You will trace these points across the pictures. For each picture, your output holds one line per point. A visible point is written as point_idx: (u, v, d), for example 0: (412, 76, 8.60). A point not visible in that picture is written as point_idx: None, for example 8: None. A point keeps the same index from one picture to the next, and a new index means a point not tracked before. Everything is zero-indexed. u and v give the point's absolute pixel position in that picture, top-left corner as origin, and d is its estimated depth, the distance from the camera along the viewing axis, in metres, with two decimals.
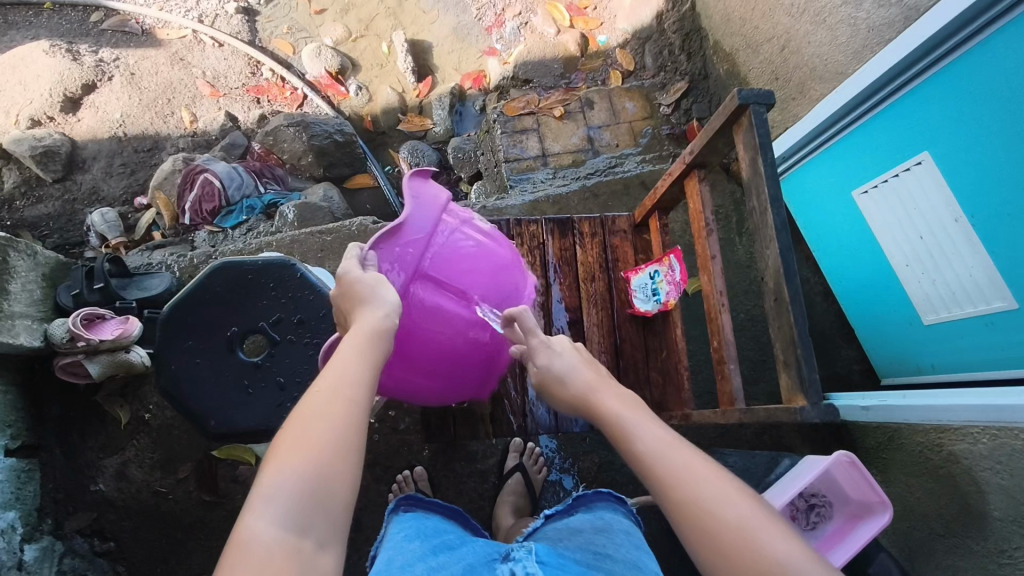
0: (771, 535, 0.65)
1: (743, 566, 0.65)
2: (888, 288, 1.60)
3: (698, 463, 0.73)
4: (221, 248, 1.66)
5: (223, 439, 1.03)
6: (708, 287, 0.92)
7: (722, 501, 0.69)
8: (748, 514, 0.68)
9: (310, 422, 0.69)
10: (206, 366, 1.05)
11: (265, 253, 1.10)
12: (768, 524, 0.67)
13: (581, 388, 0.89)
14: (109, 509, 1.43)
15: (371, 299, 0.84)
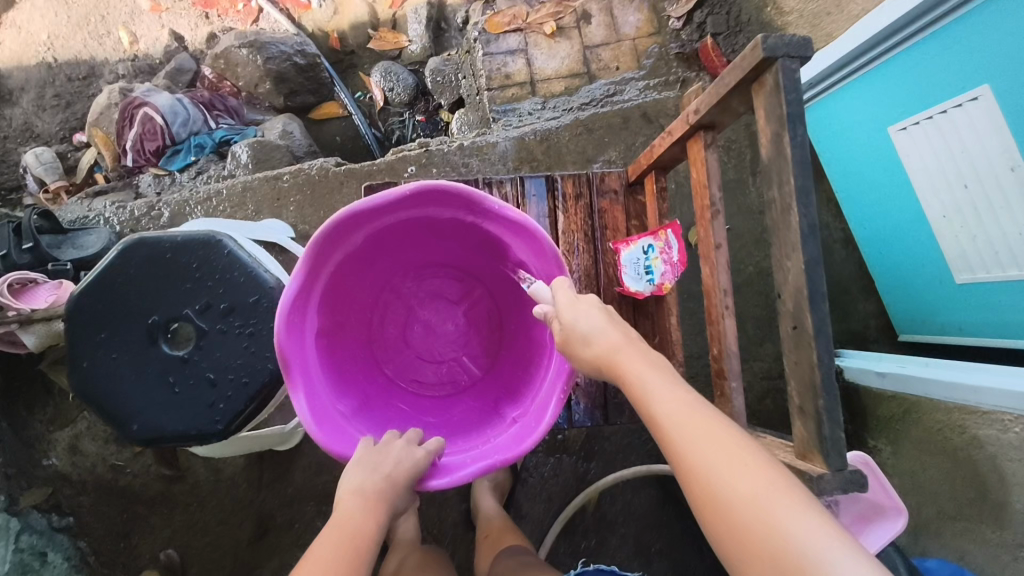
0: (791, 512, 0.50)
1: (754, 548, 0.50)
2: (918, 240, 1.40)
3: (717, 440, 0.57)
4: (166, 197, 1.47)
5: (151, 445, 0.91)
6: (709, 284, 0.75)
7: (742, 483, 0.53)
8: (775, 495, 0.51)
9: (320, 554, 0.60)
10: (125, 362, 0.91)
11: (185, 227, 0.93)
12: (791, 498, 0.51)
13: (596, 350, 0.68)
14: (64, 484, 1.38)
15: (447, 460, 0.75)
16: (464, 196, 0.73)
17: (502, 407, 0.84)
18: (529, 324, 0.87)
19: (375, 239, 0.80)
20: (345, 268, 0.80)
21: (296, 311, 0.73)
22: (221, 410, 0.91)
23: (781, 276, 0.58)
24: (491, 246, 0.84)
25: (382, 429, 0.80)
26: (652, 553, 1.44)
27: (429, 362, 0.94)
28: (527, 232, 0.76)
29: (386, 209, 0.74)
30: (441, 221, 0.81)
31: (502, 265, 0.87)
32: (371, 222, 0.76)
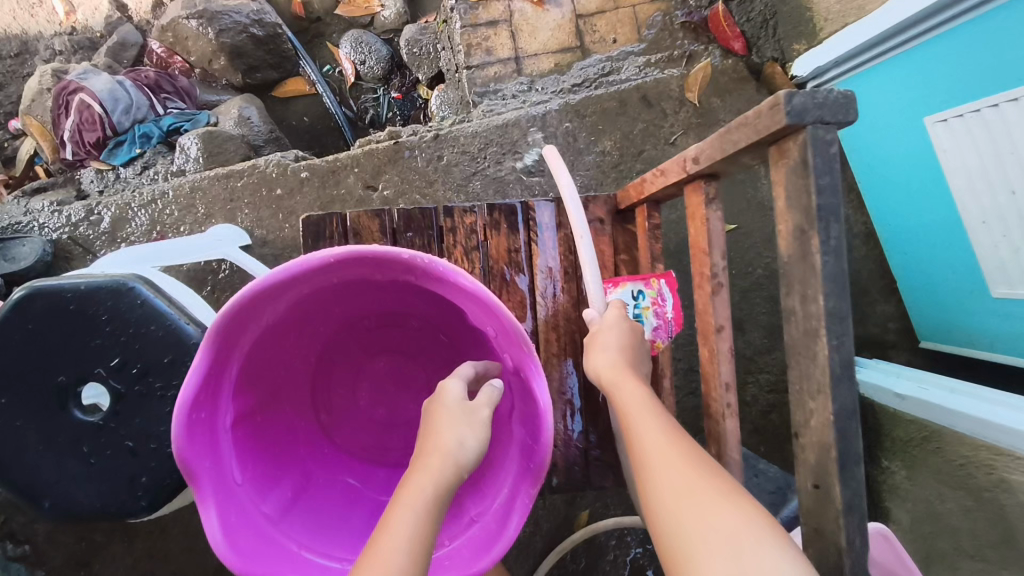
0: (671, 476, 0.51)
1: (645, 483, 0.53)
2: (947, 245, 1.24)
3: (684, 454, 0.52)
4: (108, 197, 1.32)
5: (68, 520, 0.81)
6: (709, 369, 0.61)
7: (701, 499, 0.48)
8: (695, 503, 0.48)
9: (405, 514, 0.52)
10: (32, 431, 0.79)
11: (90, 271, 0.79)
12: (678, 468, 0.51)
13: (599, 373, 0.63)
14: (18, 511, 1.28)
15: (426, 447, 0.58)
16: (405, 262, 0.59)
17: (463, 493, 0.70)
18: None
19: (307, 303, 0.67)
20: (268, 336, 0.67)
21: (202, 406, 0.60)
22: (144, 484, 0.79)
23: (800, 415, 0.44)
24: (450, 304, 0.70)
25: (319, 526, 0.67)
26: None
27: (384, 427, 0.82)
28: (483, 302, 0.61)
29: (311, 279, 0.60)
30: (383, 282, 0.67)
31: (462, 324, 0.73)
32: (295, 291, 0.62)
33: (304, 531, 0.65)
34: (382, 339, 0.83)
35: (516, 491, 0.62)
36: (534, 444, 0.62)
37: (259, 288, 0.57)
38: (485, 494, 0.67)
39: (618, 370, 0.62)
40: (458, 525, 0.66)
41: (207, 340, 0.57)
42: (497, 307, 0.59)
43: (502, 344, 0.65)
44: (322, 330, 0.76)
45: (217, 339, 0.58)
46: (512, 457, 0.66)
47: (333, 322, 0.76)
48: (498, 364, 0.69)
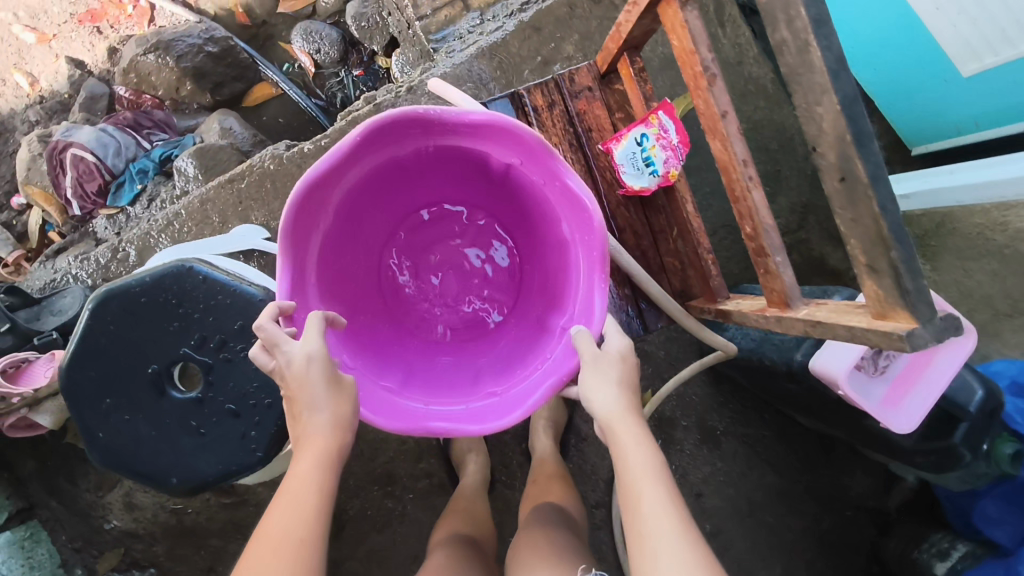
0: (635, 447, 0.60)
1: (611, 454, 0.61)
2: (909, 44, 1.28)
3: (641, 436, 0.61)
4: (127, 235, 1.38)
5: (197, 491, 0.88)
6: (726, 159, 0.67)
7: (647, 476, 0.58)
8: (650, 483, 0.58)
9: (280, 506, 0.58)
10: (142, 421, 0.86)
11: (149, 264, 0.85)
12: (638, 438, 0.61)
13: (611, 421, 0.62)
14: (135, 540, 1.36)
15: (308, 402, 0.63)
16: (420, 118, 0.66)
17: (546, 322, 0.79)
18: (541, 230, 0.81)
19: (353, 198, 0.75)
20: (330, 244, 0.75)
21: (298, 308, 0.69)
22: (255, 438, 0.86)
23: (812, 129, 0.50)
24: (473, 163, 0.77)
25: (435, 392, 0.76)
26: (719, 436, 1.46)
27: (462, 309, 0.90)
28: (505, 134, 0.68)
29: (350, 164, 0.68)
30: (408, 159, 0.74)
31: (492, 180, 0.80)
32: (338, 186, 0.70)
33: (422, 398, 0.75)
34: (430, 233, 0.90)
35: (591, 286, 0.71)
36: (589, 242, 0.70)
37: (312, 178, 0.65)
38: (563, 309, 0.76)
39: (625, 417, 0.62)
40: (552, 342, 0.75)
41: (283, 241, 0.66)
42: (516, 127, 0.66)
43: (530, 171, 0.72)
44: (372, 240, 0.84)
45: (290, 243, 0.67)
46: (575, 265, 0.74)
47: (379, 231, 0.85)
48: (536, 199, 0.76)
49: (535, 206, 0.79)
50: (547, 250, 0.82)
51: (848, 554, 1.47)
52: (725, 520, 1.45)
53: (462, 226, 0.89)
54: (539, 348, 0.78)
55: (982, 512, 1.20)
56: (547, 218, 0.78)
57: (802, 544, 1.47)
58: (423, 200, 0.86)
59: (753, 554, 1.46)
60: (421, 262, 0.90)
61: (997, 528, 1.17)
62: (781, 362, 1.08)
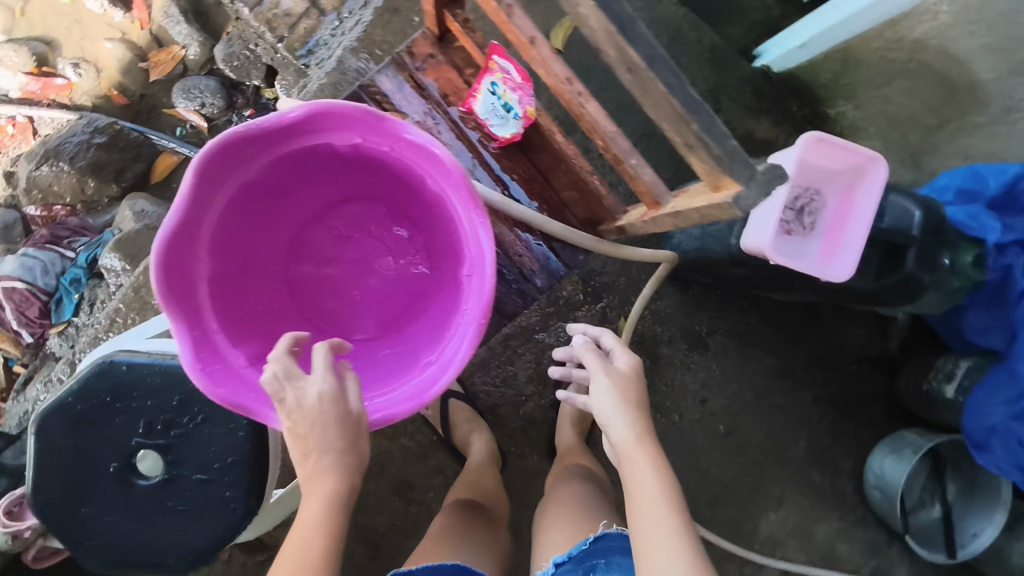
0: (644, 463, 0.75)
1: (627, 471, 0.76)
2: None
3: (649, 453, 0.76)
4: (79, 345, 1.39)
5: (198, 563, 0.90)
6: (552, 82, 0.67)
7: (652, 485, 0.73)
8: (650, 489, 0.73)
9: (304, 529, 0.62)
10: (122, 517, 0.87)
11: (75, 369, 0.86)
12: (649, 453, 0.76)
13: (624, 445, 0.77)
14: None
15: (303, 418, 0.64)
16: (242, 139, 0.65)
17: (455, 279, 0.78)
18: (418, 194, 0.79)
19: (228, 229, 0.74)
20: (221, 288, 0.75)
21: (209, 359, 0.68)
22: (232, 498, 0.87)
23: None
24: (325, 159, 0.75)
25: (374, 386, 0.76)
26: (705, 336, 1.45)
27: (388, 299, 0.89)
28: (326, 116, 0.67)
29: (200, 205, 0.67)
30: (258, 179, 0.73)
31: (351, 167, 0.78)
32: (198, 233, 0.69)
33: (367, 397, 0.75)
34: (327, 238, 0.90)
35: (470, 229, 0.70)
36: (449, 186, 0.69)
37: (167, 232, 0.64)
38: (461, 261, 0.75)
39: (637, 447, 0.76)
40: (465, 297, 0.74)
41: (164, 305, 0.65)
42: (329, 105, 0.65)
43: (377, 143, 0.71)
44: (266, 268, 0.84)
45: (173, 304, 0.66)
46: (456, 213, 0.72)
47: (270, 257, 0.84)
48: (394, 166, 0.74)
49: (400, 175, 0.77)
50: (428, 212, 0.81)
51: (865, 406, 1.47)
52: (736, 414, 1.45)
53: (355, 221, 0.89)
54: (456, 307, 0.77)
55: (969, 325, 1.19)
56: (414, 181, 0.76)
57: (818, 412, 1.47)
58: (307, 212, 0.86)
59: (773, 436, 1.47)
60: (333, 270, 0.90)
61: (986, 336, 1.17)
62: (722, 250, 1.07)
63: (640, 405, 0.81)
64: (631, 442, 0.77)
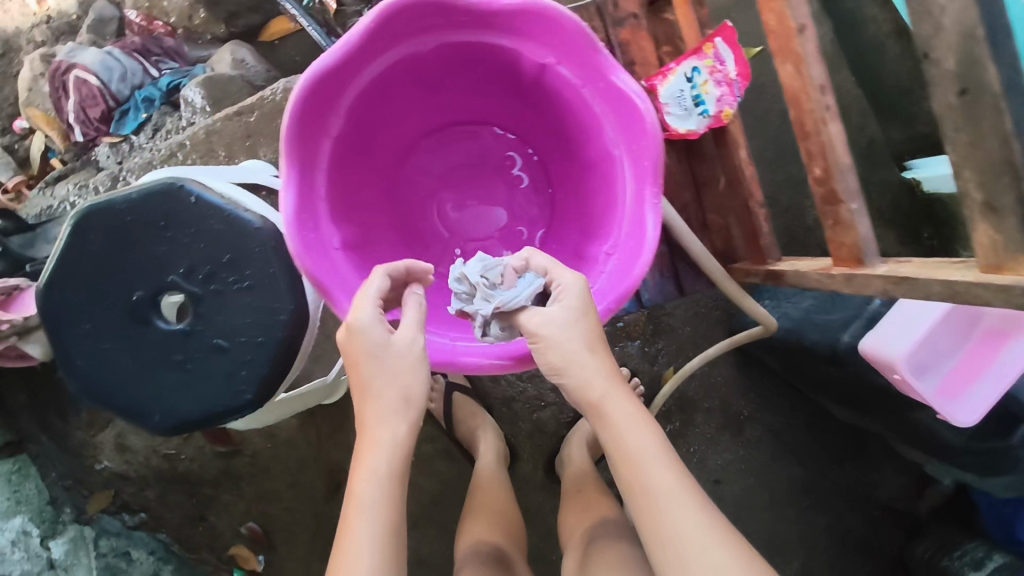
0: (637, 437, 0.62)
1: (638, 494, 0.61)
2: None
3: (644, 425, 0.63)
4: (128, 164, 1.30)
5: (179, 431, 0.81)
6: None
7: (653, 459, 0.61)
8: (668, 481, 0.60)
9: (355, 567, 0.59)
10: (123, 351, 0.79)
11: (140, 178, 0.78)
12: (646, 440, 0.62)
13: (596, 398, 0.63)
14: (125, 483, 1.33)
15: (383, 350, 0.64)
16: (398, 19, 0.61)
17: (582, 250, 0.77)
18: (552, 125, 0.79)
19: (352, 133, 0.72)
20: (360, 174, 0.77)
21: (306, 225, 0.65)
22: (244, 379, 0.79)
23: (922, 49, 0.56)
24: (479, 59, 0.71)
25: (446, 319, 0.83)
26: (743, 421, 1.37)
27: (473, 235, 0.87)
28: (535, 15, 0.62)
29: (403, 82, 0.72)
30: (413, 68, 0.71)
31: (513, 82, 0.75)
32: (345, 95, 0.66)
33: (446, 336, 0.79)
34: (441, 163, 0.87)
35: (642, 202, 0.65)
36: (643, 148, 0.64)
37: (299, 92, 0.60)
38: (603, 236, 0.71)
39: (610, 395, 0.63)
40: (591, 268, 0.71)
41: (281, 150, 0.62)
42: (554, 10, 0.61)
43: (568, 72, 0.67)
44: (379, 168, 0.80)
45: (304, 179, 0.65)
46: (619, 176, 0.68)
47: (375, 167, 0.80)
48: (569, 103, 0.71)
49: (565, 114, 0.73)
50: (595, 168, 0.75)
51: (870, 554, 1.40)
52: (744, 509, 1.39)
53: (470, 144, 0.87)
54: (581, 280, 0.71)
55: None
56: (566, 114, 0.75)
57: (822, 539, 1.39)
58: (427, 123, 0.83)
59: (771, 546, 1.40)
60: (435, 193, 0.88)
61: None
62: (822, 345, 1.00)
63: (633, 415, 0.63)
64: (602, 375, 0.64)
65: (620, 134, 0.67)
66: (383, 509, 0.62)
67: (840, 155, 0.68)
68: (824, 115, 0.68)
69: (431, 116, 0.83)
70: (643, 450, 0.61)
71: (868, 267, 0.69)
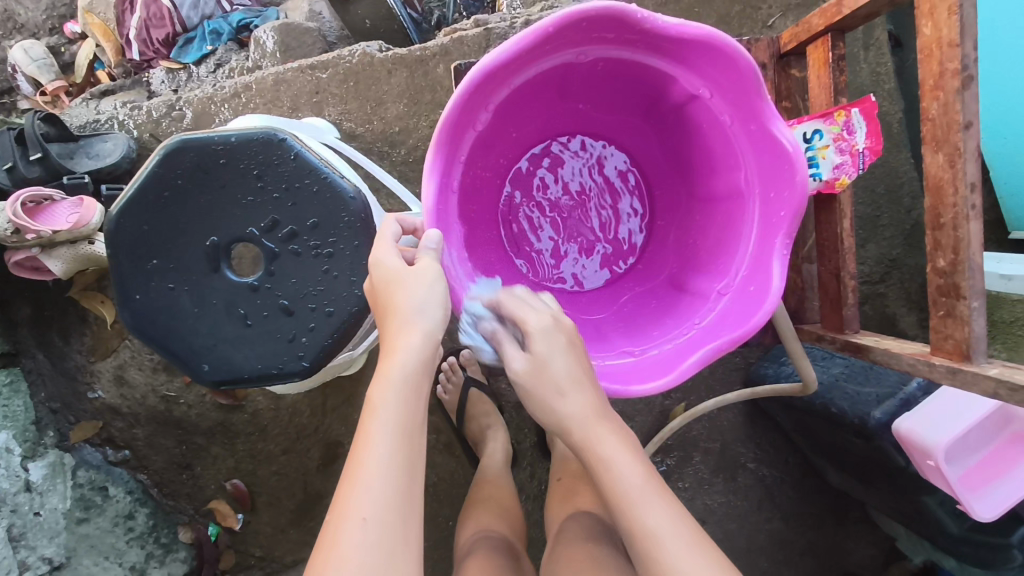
0: (625, 469, 0.57)
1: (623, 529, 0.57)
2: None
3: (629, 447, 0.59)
4: (184, 94, 1.26)
5: (225, 385, 0.79)
6: (958, 199, 0.62)
7: (647, 495, 0.57)
8: (660, 506, 0.57)
9: (363, 495, 0.53)
10: (186, 294, 0.76)
11: (240, 122, 0.75)
12: (627, 456, 0.58)
13: (569, 423, 0.59)
14: (115, 417, 1.29)
15: (408, 280, 0.61)
16: (578, 30, 0.64)
17: (683, 281, 0.82)
18: (680, 149, 0.84)
19: (494, 127, 0.76)
20: (483, 168, 0.80)
21: (441, 213, 0.68)
22: (303, 345, 0.78)
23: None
24: (628, 73, 0.75)
25: None
26: (740, 469, 1.39)
27: (572, 249, 0.91)
28: (708, 50, 0.65)
29: (549, 86, 0.76)
30: (564, 73, 0.74)
31: (649, 97, 0.80)
32: (497, 92, 0.69)
33: None
34: (553, 169, 0.90)
35: (769, 249, 0.71)
36: (781, 199, 0.69)
37: (472, 81, 0.63)
38: (719, 273, 0.76)
39: (591, 418, 0.59)
40: (701, 304, 0.76)
41: (439, 136, 0.65)
42: (737, 54, 0.63)
43: (716, 105, 0.72)
44: (497, 164, 0.84)
45: (445, 166, 0.68)
46: (747, 218, 0.74)
47: (494, 166, 0.83)
48: (707, 134, 0.76)
49: (699, 142, 0.78)
50: (715, 203, 0.80)
51: None
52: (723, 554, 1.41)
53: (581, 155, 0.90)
54: (689, 311, 0.77)
55: None
56: (694, 142, 0.80)
57: None
58: (548, 129, 0.87)
59: None
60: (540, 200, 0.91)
61: None
62: (850, 416, 1.01)
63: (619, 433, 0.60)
64: (586, 401, 0.59)
65: (756, 178, 0.72)
66: (399, 440, 0.55)
67: (974, 253, 0.62)
68: (967, 215, 0.61)
69: (557, 122, 0.86)
70: (635, 487, 0.57)
71: (973, 366, 0.62)
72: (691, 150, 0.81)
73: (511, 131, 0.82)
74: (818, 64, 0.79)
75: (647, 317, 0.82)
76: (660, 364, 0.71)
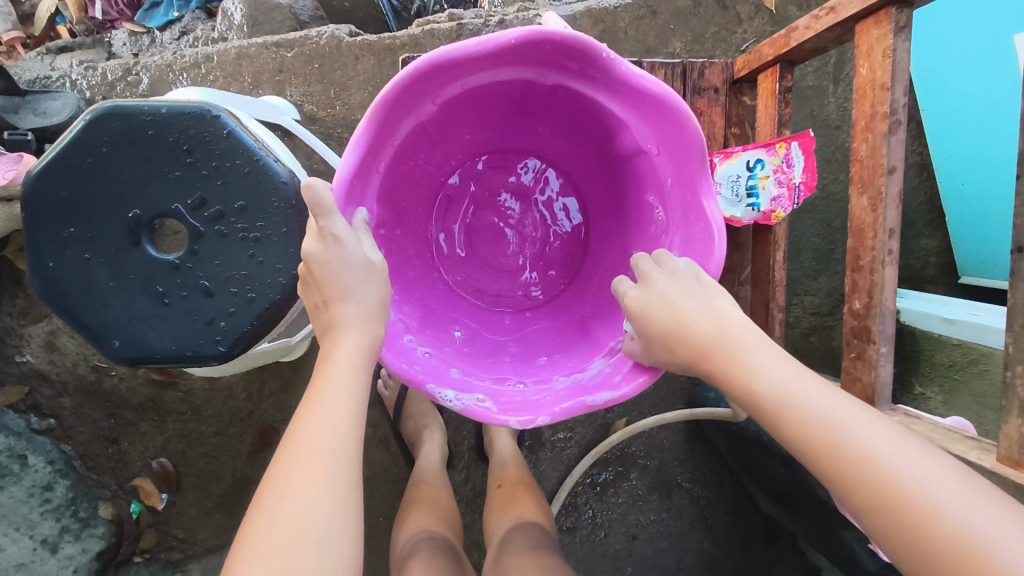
0: (807, 388, 0.53)
1: (823, 464, 0.50)
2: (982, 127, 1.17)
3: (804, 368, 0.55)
4: (143, 58, 1.22)
5: (136, 363, 0.77)
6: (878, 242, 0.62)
7: (841, 405, 0.51)
8: (862, 414, 0.50)
9: (312, 454, 0.53)
10: (101, 266, 0.74)
11: (176, 95, 0.73)
12: (800, 377, 0.54)
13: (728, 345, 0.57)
14: (42, 383, 1.24)
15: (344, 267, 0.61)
16: (529, 49, 0.62)
17: (589, 326, 0.80)
18: (620, 197, 0.82)
19: (434, 127, 0.73)
20: (417, 166, 0.79)
21: (353, 199, 0.65)
22: (221, 330, 0.75)
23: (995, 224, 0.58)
24: (581, 109, 0.73)
25: (439, 325, 0.79)
26: (674, 487, 1.39)
27: (489, 262, 0.91)
28: (657, 103, 0.63)
29: (501, 99, 0.74)
30: (517, 91, 0.72)
31: (600, 138, 0.78)
32: (439, 93, 0.66)
33: (435, 344, 0.74)
34: (502, 178, 0.89)
35: None
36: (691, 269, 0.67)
37: (409, 76, 0.60)
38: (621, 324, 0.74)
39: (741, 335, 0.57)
40: (595, 352, 0.74)
41: (369, 124, 0.62)
42: (682, 108, 0.60)
43: (657, 158, 0.69)
44: (437, 163, 0.82)
45: (371, 156, 0.65)
46: None
47: (433, 162, 0.82)
48: (646, 183, 0.74)
49: (637, 190, 0.77)
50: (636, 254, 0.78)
51: None
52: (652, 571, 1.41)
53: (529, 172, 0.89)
54: (582, 357, 0.75)
55: None
56: (632, 191, 0.78)
57: None
58: (501, 139, 0.85)
59: None
60: (478, 204, 0.90)
61: None
62: None
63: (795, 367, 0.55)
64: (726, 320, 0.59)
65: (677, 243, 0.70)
66: (352, 408, 0.57)
67: (887, 298, 0.63)
68: (883, 260, 0.62)
69: (515, 135, 0.85)
70: (819, 399, 0.52)
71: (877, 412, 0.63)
72: (630, 198, 0.79)
73: (459, 133, 0.80)
74: (767, 93, 0.79)
75: (546, 349, 0.80)
76: (546, 395, 0.68)
